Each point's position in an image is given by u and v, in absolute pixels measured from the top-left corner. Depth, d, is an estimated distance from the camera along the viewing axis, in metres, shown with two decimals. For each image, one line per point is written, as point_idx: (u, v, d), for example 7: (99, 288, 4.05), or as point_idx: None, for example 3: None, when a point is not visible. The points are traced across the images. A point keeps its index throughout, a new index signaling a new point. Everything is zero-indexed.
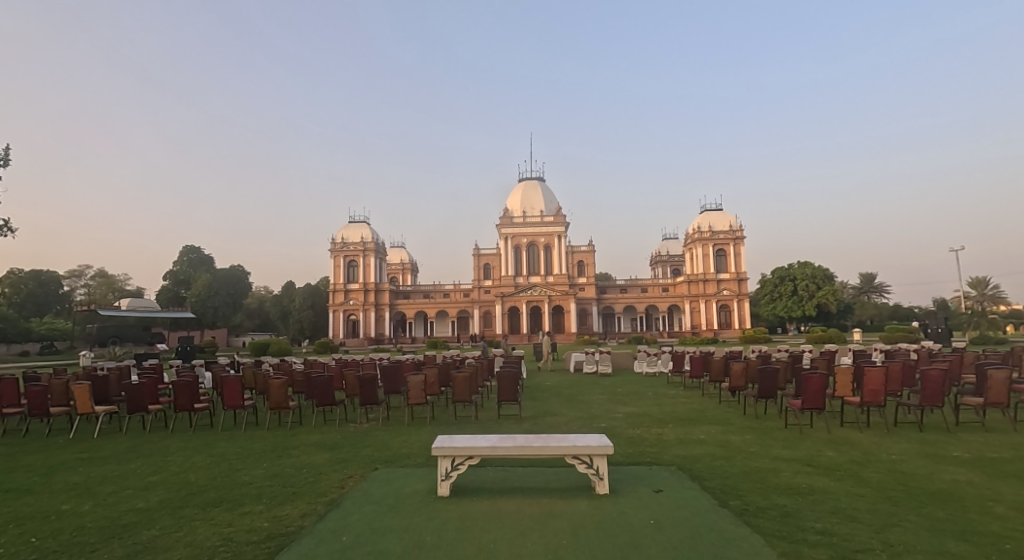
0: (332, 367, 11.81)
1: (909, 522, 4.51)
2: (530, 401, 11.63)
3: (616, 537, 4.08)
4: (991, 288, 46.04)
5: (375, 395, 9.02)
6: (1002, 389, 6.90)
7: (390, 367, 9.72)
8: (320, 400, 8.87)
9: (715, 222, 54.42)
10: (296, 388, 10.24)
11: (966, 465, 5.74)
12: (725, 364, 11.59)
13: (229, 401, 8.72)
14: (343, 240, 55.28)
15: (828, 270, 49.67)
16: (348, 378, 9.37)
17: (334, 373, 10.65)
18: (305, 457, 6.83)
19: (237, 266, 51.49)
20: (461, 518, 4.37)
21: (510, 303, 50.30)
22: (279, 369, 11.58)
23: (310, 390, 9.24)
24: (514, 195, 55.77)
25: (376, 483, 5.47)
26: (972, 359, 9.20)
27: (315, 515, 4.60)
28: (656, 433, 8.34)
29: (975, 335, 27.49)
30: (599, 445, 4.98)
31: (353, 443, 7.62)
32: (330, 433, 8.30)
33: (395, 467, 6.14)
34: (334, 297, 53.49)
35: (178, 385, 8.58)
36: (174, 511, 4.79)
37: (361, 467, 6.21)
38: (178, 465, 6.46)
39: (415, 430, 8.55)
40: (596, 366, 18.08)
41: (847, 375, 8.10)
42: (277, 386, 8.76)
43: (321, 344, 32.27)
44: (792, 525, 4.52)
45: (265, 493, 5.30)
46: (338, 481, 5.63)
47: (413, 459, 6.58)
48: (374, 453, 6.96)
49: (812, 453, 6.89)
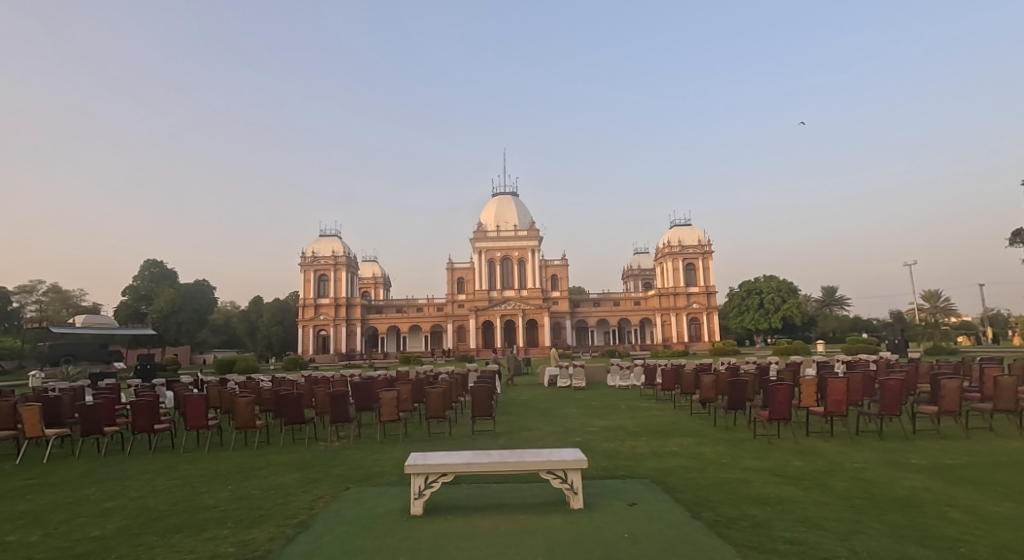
0: (301, 384, 11.64)
1: (873, 529, 4.67)
2: (504, 416, 11.61)
3: (593, 552, 4.12)
4: (943, 301, 47.92)
5: (346, 412, 8.89)
6: (955, 397, 7.17)
7: (361, 384, 9.60)
8: (290, 418, 8.68)
9: (683, 236, 55.53)
10: (264, 406, 10.04)
11: (925, 472, 5.95)
12: (696, 377, 11.81)
13: (193, 421, 8.47)
14: (314, 254, 54.56)
15: (792, 284, 51.05)
16: (318, 395, 9.23)
17: (305, 391, 10.49)
18: (274, 477, 6.71)
19: (202, 280, 50.13)
20: (435, 537, 4.34)
21: (484, 317, 50.27)
22: (247, 386, 11.35)
23: (278, 408, 9.05)
24: (487, 209, 55.94)
25: (348, 503, 5.40)
26: (925, 369, 9.53)
27: (284, 538, 4.54)
28: (630, 446, 8.44)
29: (929, 344, 28.60)
30: (574, 459, 5.02)
31: (323, 462, 7.49)
32: (301, 453, 8.16)
33: (367, 487, 6.06)
34: (304, 312, 52.61)
35: (138, 406, 8.34)
36: (131, 538, 4.66)
37: (333, 487, 6.12)
38: (137, 489, 6.29)
39: (387, 447, 8.46)
40: (569, 381, 18.24)
41: (812, 385, 8.34)
42: (244, 404, 8.55)
43: (290, 361, 31.73)
44: (762, 535, 4.62)
45: (230, 516, 5.19)
46: (308, 502, 5.54)
47: (386, 477, 6.51)
48: (346, 472, 6.87)
49: (780, 463, 7.06)
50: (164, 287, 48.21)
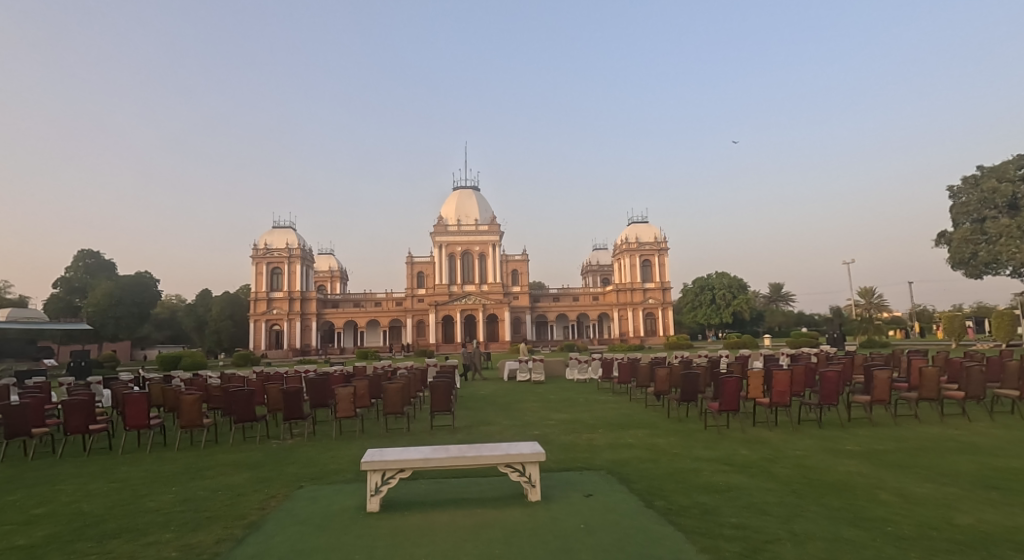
0: (253, 380, 11.38)
1: (811, 512, 4.96)
2: (463, 411, 11.66)
3: (549, 543, 4.25)
4: (877, 298, 50.50)
5: (299, 409, 8.78)
6: (886, 387, 7.64)
7: (316, 380, 9.48)
8: (240, 416, 8.51)
9: (641, 233, 56.55)
10: (212, 404, 9.80)
11: (859, 458, 6.34)
12: (651, 370, 12.14)
13: (132, 421, 8.21)
14: (266, 246, 53.13)
15: (742, 280, 52.82)
16: (271, 392, 9.07)
17: (257, 388, 10.28)
18: (221, 478, 6.59)
19: (143, 272, 47.90)
20: (391, 534, 4.38)
21: (444, 312, 50.07)
22: (193, 384, 11.03)
23: (228, 406, 8.85)
24: (448, 203, 55.57)
25: (301, 502, 5.37)
26: (860, 361, 10.10)
27: (231, 540, 4.50)
28: (587, 439, 8.64)
29: (863, 338, 30.19)
30: (531, 452, 5.14)
31: (275, 461, 7.39)
32: (251, 452, 8.02)
33: (321, 485, 6.04)
34: (256, 306, 51.31)
35: (70, 406, 8.02)
36: (64, 546, 4.53)
37: (284, 486, 6.07)
38: (70, 494, 6.08)
39: (342, 444, 8.40)
40: (529, 375, 18.43)
41: (758, 377, 8.72)
42: (190, 402, 8.33)
43: (240, 357, 30.93)
44: (711, 521, 4.85)
45: (173, 520, 5.09)
46: (257, 502, 5.48)
47: (341, 474, 6.49)
48: (300, 470, 6.81)
49: (728, 452, 7.38)
50: (102, 280, 46.15)
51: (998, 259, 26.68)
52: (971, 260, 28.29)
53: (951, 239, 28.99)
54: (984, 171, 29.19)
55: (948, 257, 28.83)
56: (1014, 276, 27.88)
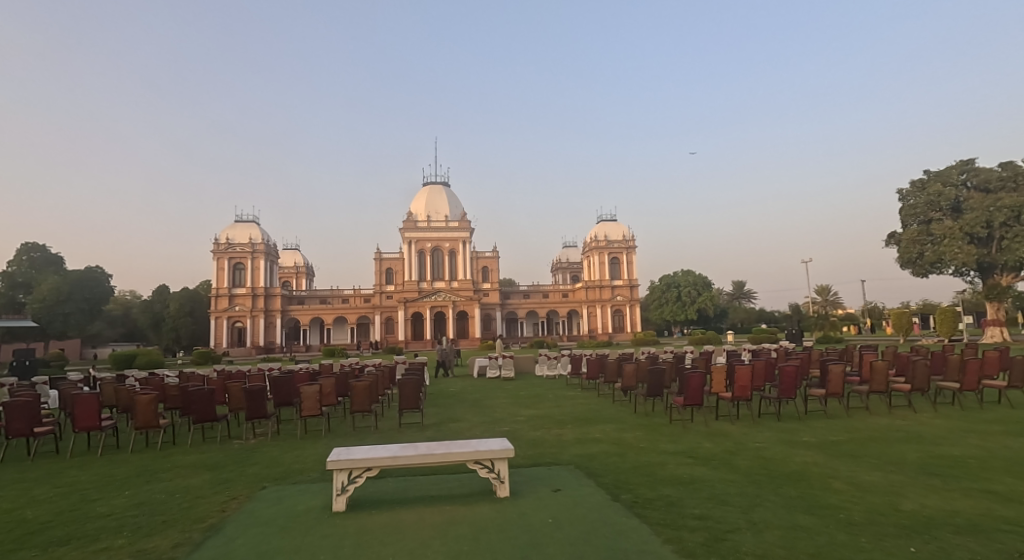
0: (213, 379, 11.16)
1: (769, 501, 5.17)
2: (432, 408, 11.67)
3: (517, 538, 4.33)
4: (832, 296, 52.27)
5: (262, 408, 8.67)
6: (839, 380, 7.97)
7: (279, 378, 9.36)
8: (199, 416, 8.36)
9: (610, 231, 57.21)
10: (169, 404, 9.58)
11: (814, 448, 6.62)
12: (618, 366, 12.34)
13: (82, 422, 7.99)
14: (228, 241, 51.85)
15: (706, 278, 54.02)
16: (232, 391, 8.92)
17: (217, 387, 10.09)
18: (179, 480, 6.48)
19: (94, 267, 46.19)
20: (358, 534, 4.41)
21: (413, 309, 49.79)
22: (149, 383, 10.75)
23: (186, 405, 8.67)
24: (418, 199, 55.17)
25: (265, 504, 5.33)
26: (817, 355, 10.48)
27: (191, 544, 4.45)
28: (556, 434, 8.77)
29: (819, 334, 31.18)
30: (501, 449, 5.22)
31: (236, 462, 7.30)
32: (211, 453, 7.90)
33: (285, 485, 6.00)
34: (217, 303, 50.07)
35: (15, 408, 7.77)
36: (10, 555, 4.41)
37: (247, 487, 6.01)
38: (17, 500, 5.91)
39: (307, 443, 8.33)
40: (499, 371, 18.52)
41: (721, 372, 8.97)
42: (145, 402, 8.14)
43: (200, 354, 30.26)
44: (675, 513, 5.01)
45: (127, 524, 5.00)
46: (217, 505, 5.42)
47: (306, 474, 6.45)
48: (263, 470, 6.74)
49: (692, 446, 7.59)
50: (48, 275, 44.13)
51: (942, 259, 27.66)
52: (918, 260, 29.31)
53: (900, 240, 30.01)
54: (930, 175, 30.53)
55: (897, 257, 29.87)
56: (958, 275, 29.10)
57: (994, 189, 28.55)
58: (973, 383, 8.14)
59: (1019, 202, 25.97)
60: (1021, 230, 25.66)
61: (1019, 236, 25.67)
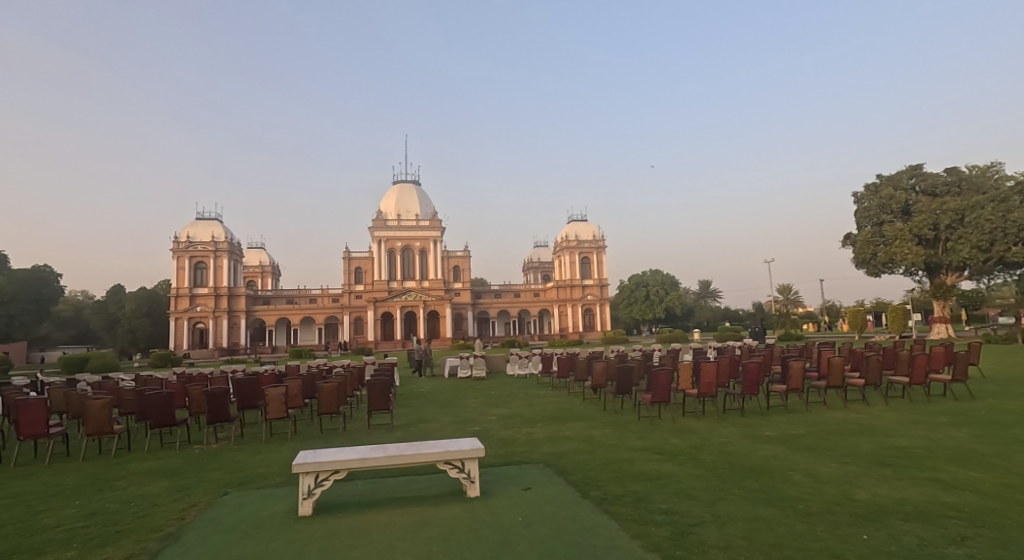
0: (171, 382, 10.88)
1: (732, 495, 5.33)
2: (403, 409, 11.62)
3: (487, 538, 4.37)
4: (793, 295, 53.82)
5: (225, 412, 8.51)
6: (799, 376, 8.24)
7: (243, 380, 9.19)
8: (157, 420, 8.16)
9: (581, 231, 57.71)
10: (123, 409, 9.32)
11: (776, 442, 6.83)
12: (588, 364, 12.50)
13: (29, 429, 7.74)
14: (189, 239, 50.47)
15: (674, 278, 55.00)
16: (192, 395, 8.72)
17: (176, 390, 9.86)
18: (135, 488, 6.33)
19: (44, 267, 44.26)
20: (325, 537, 4.39)
21: (383, 309, 49.36)
22: (102, 387, 10.43)
23: (143, 410, 8.45)
24: (388, 197, 54.64)
25: (229, 510, 5.27)
26: (778, 352, 10.78)
27: (149, 554, 4.38)
28: (527, 433, 8.84)
29: (780, 332, 32.07)
30: (471, 448, 5.26)
31: (196, 467, 7.17)
32: (169, 459, 7.73)
33: (249, 491, 5.93)
34: (177, 303, 48.62)
35: None
36: None
37: (208, 493, 5.92)
38: None
39: (271, 447, 8.22)
40: (470, 371, 18.54)
41: (687, 370, 9.18)
42: (98, 408, 7.92)
43: (159, 356, 29.45)
44: (643, 508, 5.13)
45: (79, 536, 4.89)
46: (176, 513, 5.32)
47: (271, 478, 6.38)
48: (225, 476, 6.63)
49: (660, 441, 7.75)
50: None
51: (893, 259, 28.65)
52: (872, 260, 30.43)
53: (856, 240, 31.16)
54: (883, 179, 31.66)
55: (852, 257, 30.91)
56: (908, 275, 30.24)
57: (942, 193, 29.70)
58: (921, 377, 8.53)
59: (962, 205, 26.85)
60: (964, 232, 26.56)
61: (962, 238, 26.57)
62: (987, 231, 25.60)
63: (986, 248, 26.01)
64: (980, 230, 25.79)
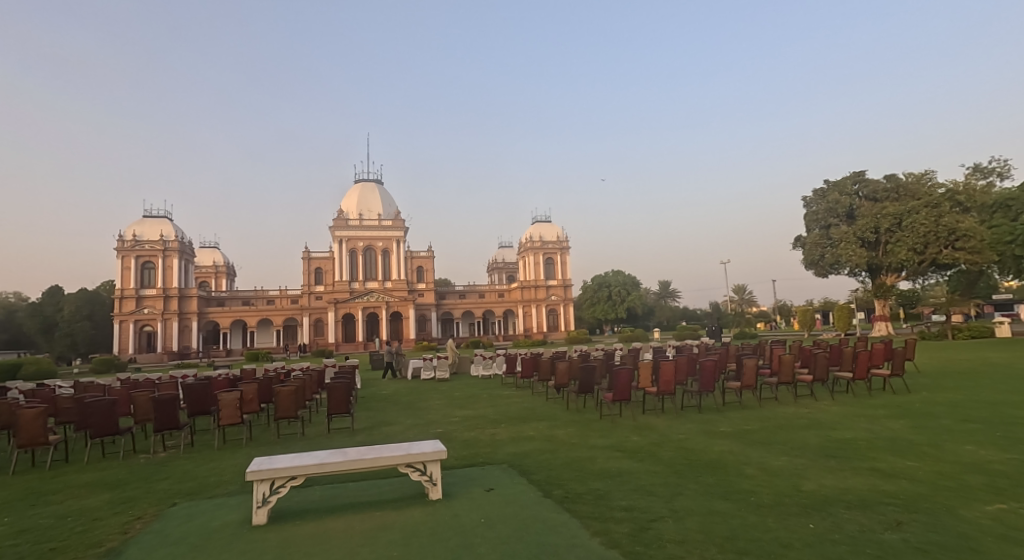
0: (115, 388, 10.44)
1: (689, 490, 5.47)
2: (365, 412, 11.48)
3: (447, 541, 4.36)
4: (747, 295, 55.44)
5: (173, 419, 8.24)
6: (752, 373, 8.49)
7: (193, 386, 8.91)
8: (97, 430, 7.83)
9: (544, 232, 58.13)
10: (61, 418, 8.92)
11: (731, 438, 7.03)
12: (551, 364, 12.57)
13: None
14: (135, 237, 48.52)
15: (635, 278, 55.99)
16: (137, 402, 8.40)
17: (120, 397, 9.48)
18: (75, 502, 6.07)
19: None
20: (281, 546, 4.31)
21: (344, 310, 48.63)
22: (38, 395, 9.94)
23: (82, 419, 8.10)
24: (349, 196, 53.82)
25: (179, 521, 5.11)
26: (734, 350, 11.06)
27: None
28: (490, 434, 8.86)
29: (736, 331, 32.94)
30: (433, 451, 5.24)
31: (142, 478, 6.92)
32: (112, 470, 7.43)
33: (200, 500, 5.76)
34: (122, 305, 46.64)
35: None
36: None
37: (154, 505, 5.71)
38: None
39: (224, 454, 8.00)
40: (434, 372, 18.45)
41: (647, 368, 9.33)
42: (32, 418, 7.55)
43: (100, 361, 28.26)
44: (603, 506, 5.21)
45: (14, 554, 4.66)
46: (119, 527, 5.12)
47: (224, 487, 6.21)
48: (175, 486, 6.42)
49: (621, 439, 7.87)
50: None
51: (839, 260, 29.88)
52: (820, 261, 31.75)
53: (805, 243, 32.40)
54: (829, 184, 32.91)
55: (802, 258, 32.20)
56: (852, 276, 31.51)
57: (882, 199, 30.98)
58: (863, 372, 8.94)
59: (899, 210, 28.01)
60: (901, 236, 27.65)
61: (899, 240, 27.68)
62: (920, 234, 26.59)
63: (920, 250, 27.01)
64: (915, 233, 26.81)
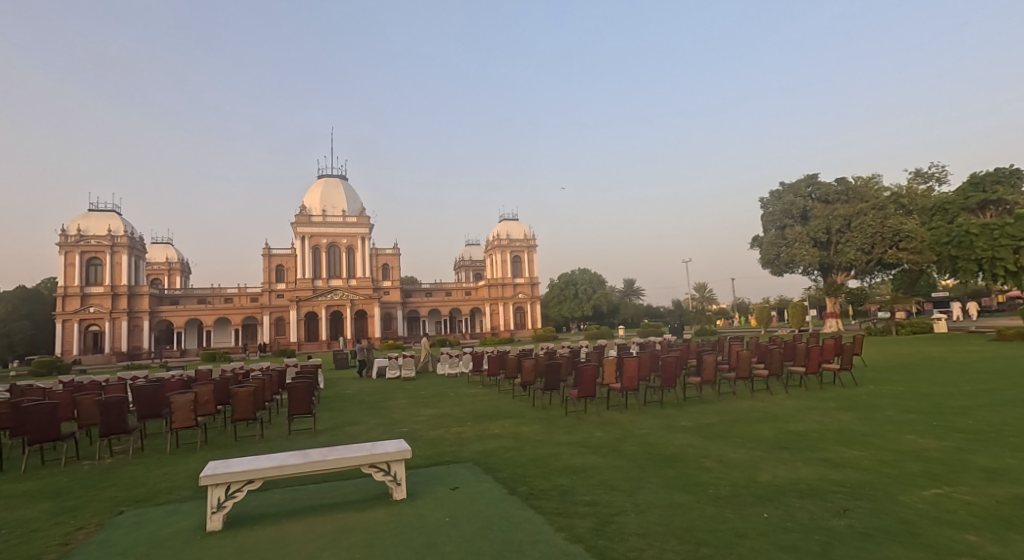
0: (59, 391, 9.97)
1: (651, 483, 5.54)
2: (327, 412, 11.27)
3: (410, 541, 4.31)
4: (708, 293, 56.55)
5: (122, 423, 7.92)
6: (712, 368, 8.66)
7: (143, 388, 8.58)
8: (37, 435, 7.46)
9: (511, 230, 58.15)
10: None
11: (692, 432, 7.15)
12: (517, 361, 12.55)
13: None
14: (80, 232, 46.56)
15: (601, 276, 56.57)
16: (82, 405, 8.04)
17: (63, 401, 9.06)
18: (12, 513, 5.76)
19: None
20: (237, 552, 4.19)
21: (307, 308, 47.66)
22: None
23: (20, 424, 7.70)
24: (312, 191, 52.75)
25: (129, 529, 4.91)
26: (695, 346, 11.26)
27: None
28: (455, 432, 8.80)
29: (697, 327, 33.63)
30: (396, 450, 5.18)
31: (88, 485, 6.63)
32: (53, 477, 7.10)
33: (152, 507, 5.55)
34: (65, 304, 44.65)
35: None
36: None
37: (100, 513, 5.48)
38: None
39: (176, 458, 7.73)
40: (399, 371, 18.23)
41: (611, 365, 9.41)
42: None
43: (38, 364, 26.89)
44: (567, 501, 5.23)
45: None
46: (61, 537, 4.90)
47: (177, 493, 6.00)
48: (125, 492, 6.17)
49: (585, 436, 7.91)
50: None
51: (793, 259, 30.75)
52: (776, 260, 32.60)
53: (762, 243, 33.29)
54: (785, 186, 33.85)
55: (759, 258, 33.06)
56: (806, 275, 32.54)
57: (833, 201, 31.99)
58: (816, 366, 9.22)
59: (849, 212, 29.14)
60: (850, 236, 28.79)
61: (848, 241, 28.83)
62: (868, 235, 27.72)
63: (868, 250, 28.17)
64: (863, 234, 27.95)
